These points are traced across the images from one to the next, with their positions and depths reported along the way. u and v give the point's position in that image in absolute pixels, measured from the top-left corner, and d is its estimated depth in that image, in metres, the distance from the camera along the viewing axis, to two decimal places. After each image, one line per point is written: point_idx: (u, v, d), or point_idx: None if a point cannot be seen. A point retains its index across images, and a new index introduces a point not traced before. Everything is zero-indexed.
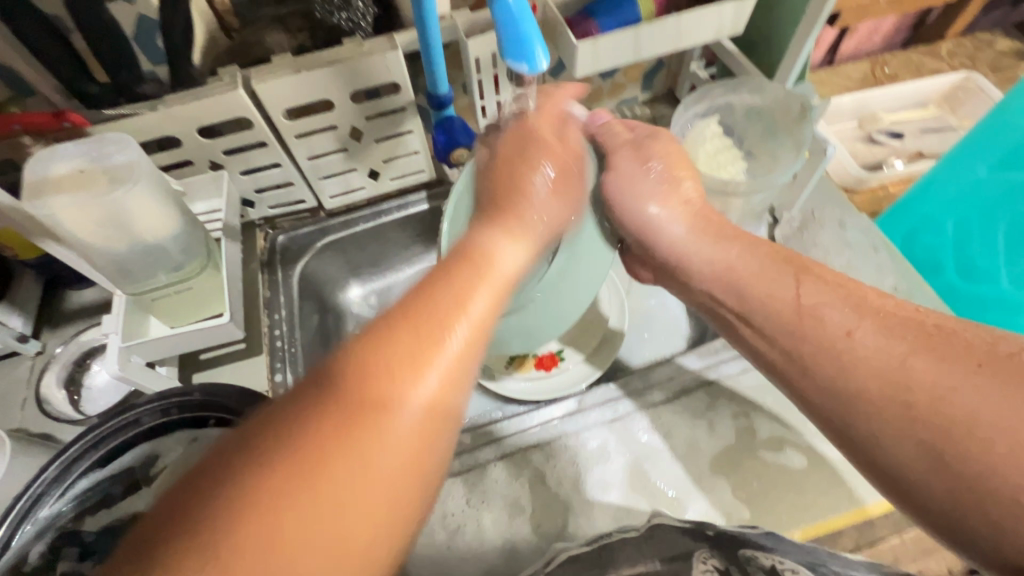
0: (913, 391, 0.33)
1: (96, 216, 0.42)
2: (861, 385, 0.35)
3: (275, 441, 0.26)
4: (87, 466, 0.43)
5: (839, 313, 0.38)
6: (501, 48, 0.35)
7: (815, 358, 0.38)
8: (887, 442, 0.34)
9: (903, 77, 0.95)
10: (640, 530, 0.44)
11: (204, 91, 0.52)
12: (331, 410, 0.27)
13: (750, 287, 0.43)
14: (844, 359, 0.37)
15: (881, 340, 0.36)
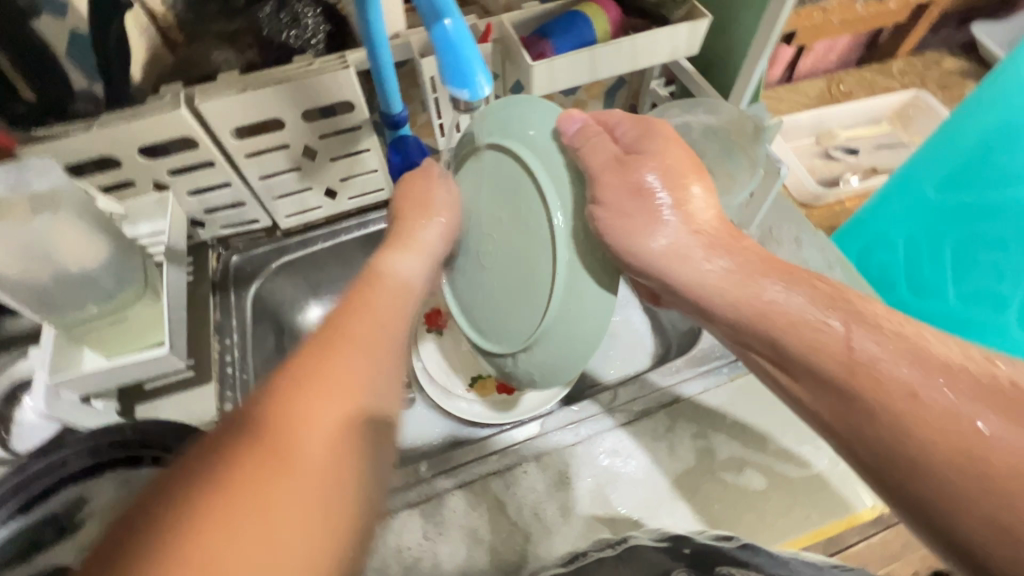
0: (978, 460, 0.29)
1: (15, 247, 0.40)
2: (922, 438, 0.32)
3: (213, 473, 0.25)
4: (7, 513, 0.40)
5: (902, 366, 0.33)
6: (442, 75, 0.34)
7: (860, 402, 0.34)
8: (936, 488, 0.31)
9: (857, 95, 0.98)
10: (616, 547, 0.42)
11: (143, 110, 0.50)
12: (262, 437, 0.27)
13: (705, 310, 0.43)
14: (891, 405, 0.33)
15: (941, 389, 0.32)
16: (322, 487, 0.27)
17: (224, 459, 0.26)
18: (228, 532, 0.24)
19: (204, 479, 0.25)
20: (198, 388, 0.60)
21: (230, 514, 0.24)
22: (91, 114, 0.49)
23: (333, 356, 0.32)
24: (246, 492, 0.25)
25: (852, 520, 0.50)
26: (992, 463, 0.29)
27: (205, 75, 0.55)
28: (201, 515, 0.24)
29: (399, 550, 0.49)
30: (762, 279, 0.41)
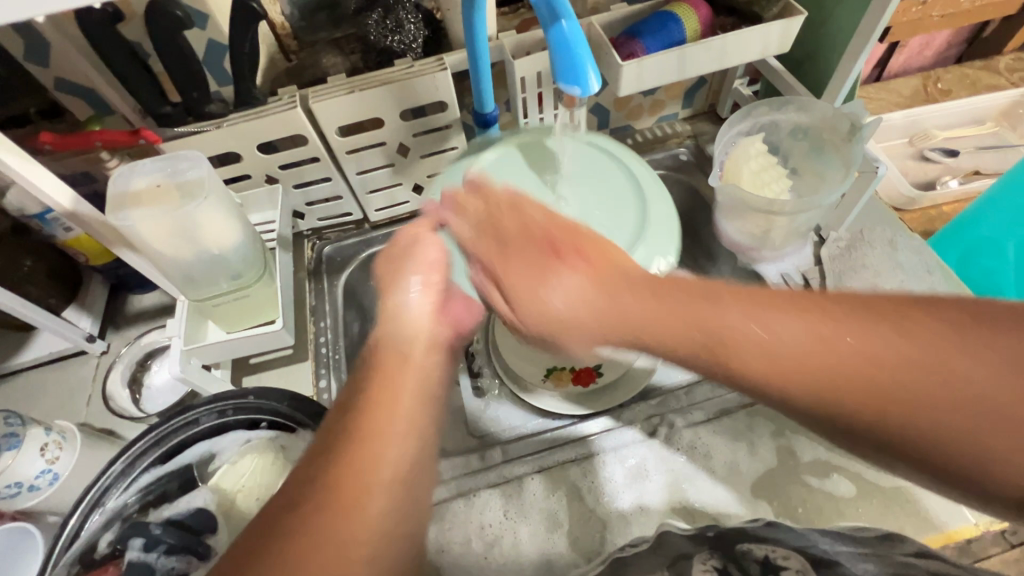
0: (961, 425, 0.28)
1: (170, 228, 0.45)
2: (843, 402, 0.30)
3: (338, 435, 0.33)
4: (149, 462, 0.45)
5: (827, 346, 0.31)
6: (553, 72, 0.36)
7: (852, 420, 0.31)
8: (902, 438, 0.29)
9: (957, 93, 0.92)
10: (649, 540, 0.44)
11: (265, 110, 0.55)
12: (365, 390, 0.36)
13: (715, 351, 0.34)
14: (879, 416, 0.30)
15: (892, 365, 0.30)
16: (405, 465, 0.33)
17: (361, 399, 0.35)
18: (342, 491, 0.30)
19: (335, 440, 0.33)
20: (297, 365, 0.65)
21: (344, 470, 0.31)
22: (221, 114, 0.55)
23: (388, 373, 0.37)
24: (360, 447, 0.32)
25: (953, 535, 0.48)
26: (895, 387, 0.29)
27: (317, 78, 0.60)
28: (334, 467, 0.31)
29: (480, 528, 0.51)
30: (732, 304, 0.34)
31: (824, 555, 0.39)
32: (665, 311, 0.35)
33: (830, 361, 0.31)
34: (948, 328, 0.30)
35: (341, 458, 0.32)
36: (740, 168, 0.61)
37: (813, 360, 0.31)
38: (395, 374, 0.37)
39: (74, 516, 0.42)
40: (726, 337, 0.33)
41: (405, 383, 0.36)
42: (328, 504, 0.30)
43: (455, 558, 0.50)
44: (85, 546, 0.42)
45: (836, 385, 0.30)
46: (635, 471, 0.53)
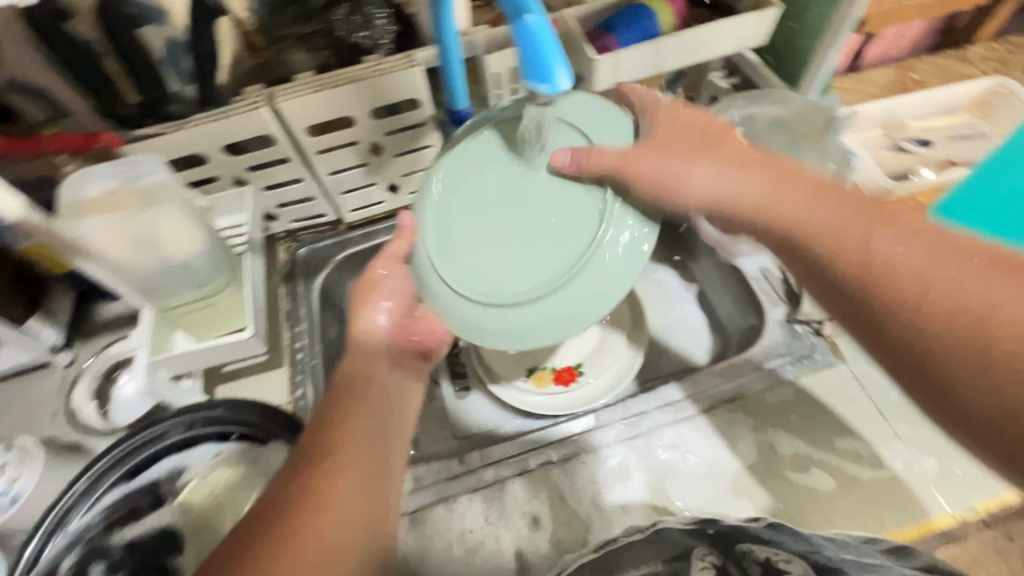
0: (971, 308, 0.33)
1: (127, 236, 0.44)
2: (881, 287, 0.36)
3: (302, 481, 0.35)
4: (114, 479, 0.44)
5: (899, 243, 0.36)
6: (522, 70, 0.34)
7: (866, 283, 0.37)
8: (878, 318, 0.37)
9: (931, 83, 0.92)
10: (644, 530, 0.42)
11: (230, 110, 0.53)
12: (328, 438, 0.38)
13: (770, 205, 0.42)
14: (875, 271, 0.37)
15: (919, 255, 0.36)
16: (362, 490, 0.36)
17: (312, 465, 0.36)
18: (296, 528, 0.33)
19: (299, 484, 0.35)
20: (272, 372, 0.64)
21: (298, 536, 0.32)
22: (183, 115, 0.53)
23: (348, 414, 0.39)
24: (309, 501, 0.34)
25: (927, 526, 0.48)
26: (881, 279, 0.36)
27: (283, 76, 0.58)
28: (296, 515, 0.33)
29: (461, 534, 0.50)
30: (819, 196, 0.41)
31: (830, 564, 0.40)
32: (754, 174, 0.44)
33: (836, 236, 0.39)
34: (988, 269, 0.34)
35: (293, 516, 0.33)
36: None
37: (871, 262, 0.37)
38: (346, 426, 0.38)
39: (33, 540, 0.41)
40: (778, 220, 0.42)
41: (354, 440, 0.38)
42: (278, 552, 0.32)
43: (437, 565, 0.49)
44: (45, 571, 0.41)
45: (877, 277, 0.37)
46: (613, 470, 0.53)
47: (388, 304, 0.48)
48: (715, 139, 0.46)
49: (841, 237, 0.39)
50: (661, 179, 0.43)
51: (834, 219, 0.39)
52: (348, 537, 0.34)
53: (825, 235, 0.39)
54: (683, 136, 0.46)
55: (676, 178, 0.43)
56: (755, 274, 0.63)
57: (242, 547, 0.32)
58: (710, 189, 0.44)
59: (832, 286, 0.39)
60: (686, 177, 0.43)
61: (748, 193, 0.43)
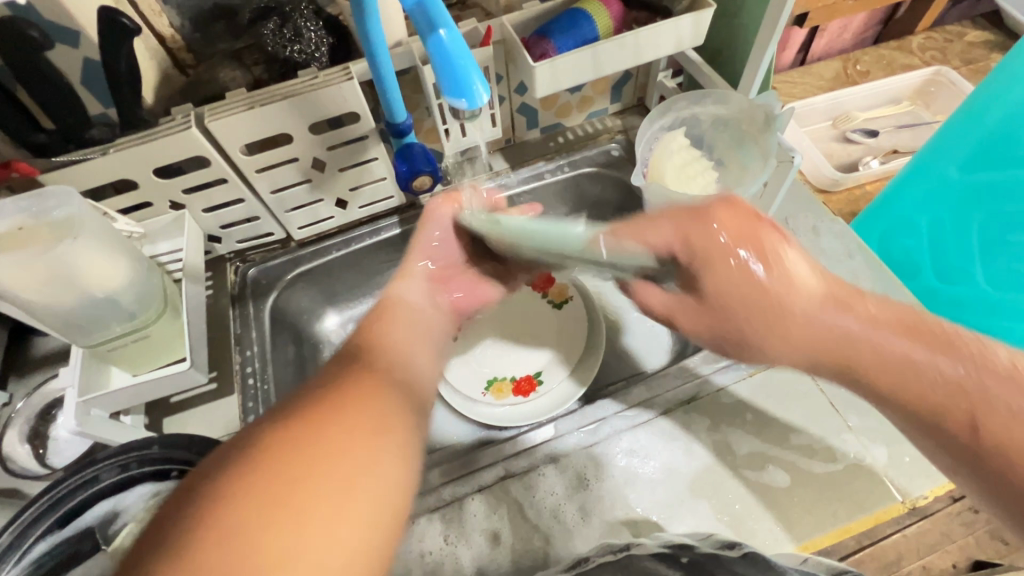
0: (967, 399, 0.38)
1: (41, 275, 0.41)
2: (879, 374, 0.40)
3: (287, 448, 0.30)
4: (42, 530, 0.41)
5: (927, 354, 0.39)
6: (438, 87, 0.33)
7: (920, 407, 0.39)
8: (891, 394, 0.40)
9: (875, 74, 0.94)
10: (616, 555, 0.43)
11: (157, 132, 0.51)
12: (332, 407, 0.34)
13: (848, 349, 0.41)
14: (914, 392, 0.39)
15: (902, 343, 0.40)
16: (382, 457, 0.32)
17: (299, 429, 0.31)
18: (268, 506, 0.28)
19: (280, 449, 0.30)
20: (222, 400, 0.62)
21: (260, 511, 0.27)
22: (107, 139, 0.51)
23: (365, 393, 0.36)
24: (286, 466, 0.29)
25: (880, 515, 0.49)
26: (886, 366, 0.40)
27: (214, 94, 0.56)
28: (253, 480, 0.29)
29: (420, 557, 0.49)
30: (848, 310, 0.41)
31: None
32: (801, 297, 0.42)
33: (849, 343, 0.41)
34: (986, 371, 0.38)
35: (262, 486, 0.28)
36: (664, 163, 0.61)
37: (889, 366, 0.40)
38: (359, 402, 0.34)
39: None
40: (762, 321, 0.42)
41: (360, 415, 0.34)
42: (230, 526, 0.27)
43: None
44: None
45: (874, 364, 0.40)
46: (571, 481, 0.52)
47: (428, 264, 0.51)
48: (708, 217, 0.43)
49: (879, 353, 0.40)
50: (738, 309, 0.42)
51: (854, 329, 0.41)
52: (325, 537, 0.28)
53: (869, 355, 0.40)
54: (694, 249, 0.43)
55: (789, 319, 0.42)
56: None
57: (193, 516, 0.27)
58: (821, 322, 0.41)
59: (865, 390, 0.41)
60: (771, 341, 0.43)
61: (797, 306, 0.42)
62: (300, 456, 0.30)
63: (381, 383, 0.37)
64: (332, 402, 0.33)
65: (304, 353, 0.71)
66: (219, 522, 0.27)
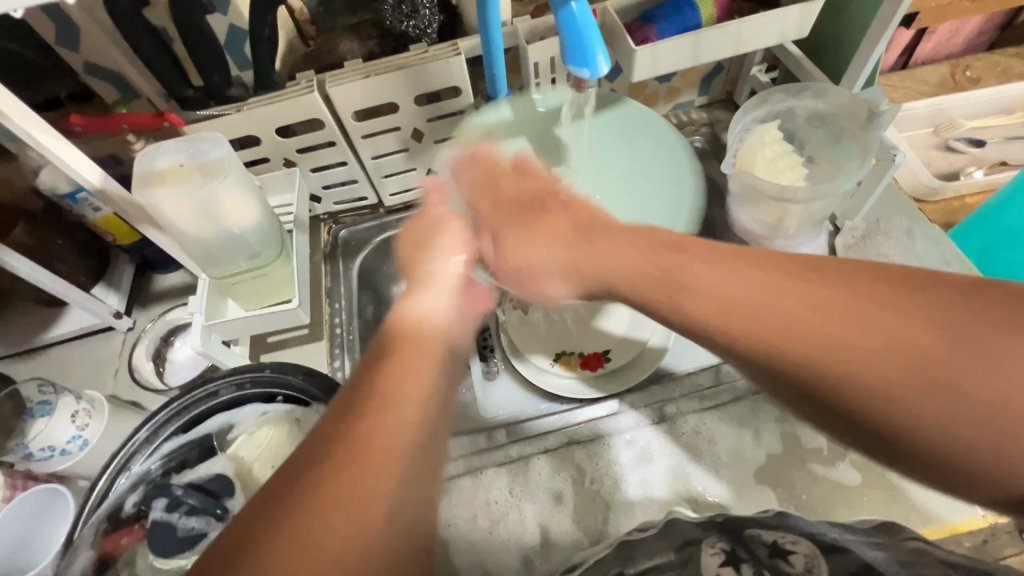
0: (978, 395, 0.28)
1: (191, 209, 0.47)
2: (859, 358, 0.30)
3: (343, 439, 0.30)
4: (172, 430, 0.48)
5: (869, 309, 0.30)
6: (564, 55, 0.36)
7: (875, 402, 0.29)
8: (910, 432, 0.29)
9: (987, 82, 0.89)
10: (654, 528, 0.45)
11: (284, 94, 0.57)
12: (376, 384, 0.33)
13: (795, 345, 0.31)
14: (861, 371, 0.29)
15: (883, 328, 0.30)
16: (406, 461, 0.30)
17: (358, 417, 0.31)
18: (322, 491, 0.28)
19: (336, 441, 0.30)
20: (312, 344, 0.67)
21: (318, 507, 0.27)
22: (241, 98, 0.57)
23: (410, 357, 0.35)
24: (353, 457, 0.29)
25: (960, 527, 0.48)
26: (892, 375, 0.29)
27: (334, 63, 0.61)
28: (317, 473, 0.28)
29: (486, 504, 0.52)
30: (853, 303, 0.31)
31: (837, 543, 0.38)
32: (783, 294, 0.33)
33: (823, 330, 0.31)
34: (990, 316, 0.29)
35: (317, 478, 0.28)
36: (754, 156, 0.61)
37: (877, 369, 0.29)
38: (402, 379, 0.33)
39: (103, 477, 0.45)
40: (766, 333, 0.32)
41: (409, 392, 0.33)
42: (293, 519, 0.27)
43: (462, 533, 0.51)
44: (113, 506, 0.45)
45: (831, 359, 0.30)
46: (633, 454, 0.54)
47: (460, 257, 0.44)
48: (590, 216, 0.44)
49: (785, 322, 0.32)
50: (721, 309, 0.34)
51: (793, 296, 0.32)
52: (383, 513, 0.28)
53: (836, 351, 0.30)
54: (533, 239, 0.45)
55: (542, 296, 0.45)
56: None
57: (257, 521, 0.27)
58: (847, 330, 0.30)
59: (805, 397, 0.32)
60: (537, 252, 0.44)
61: (788, 322, 0.32)
62: (366, 451, 0.29)
63: (427, 356, 0.36)
64: (373, 384, 0.33)
65: None
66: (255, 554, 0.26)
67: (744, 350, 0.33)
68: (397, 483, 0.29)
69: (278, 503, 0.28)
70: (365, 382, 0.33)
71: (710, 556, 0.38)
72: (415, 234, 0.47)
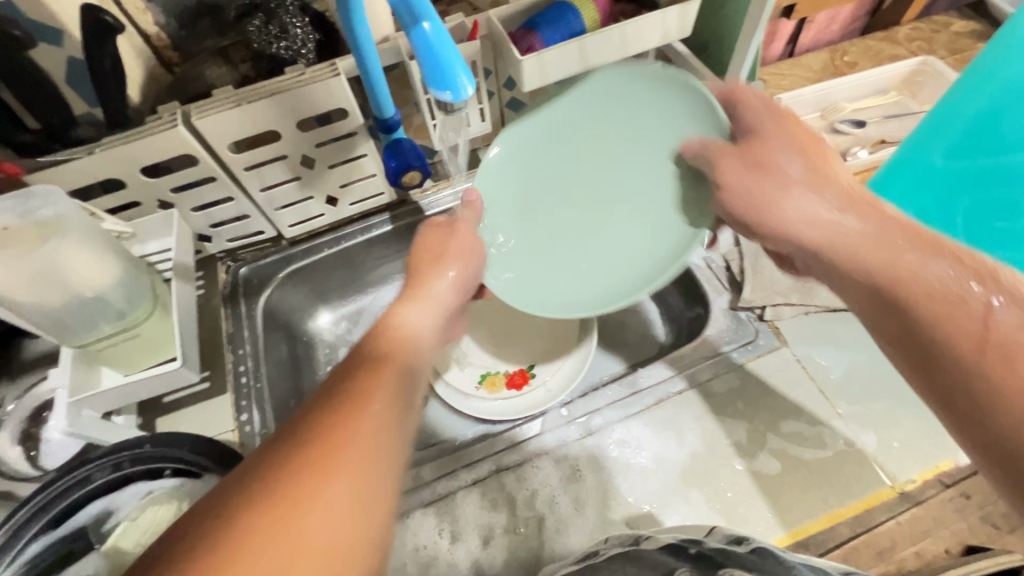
0: (990, 343, 0.32)
1: (28, 274, 0.42)
2: (928, 302, 0.36)
3: (288, 447, 0.29)
4: (36, 530, 0.42)
5: (949, 270, 0.36)
6: (423, 79, 0.34)
7: (945, 358, 0.34)
8: (923, 345, 0.36)
9: (863, 65, 0.95)
10: (628, 546, 0.42)
11: (143, 131, 0.51)
12: (319, 407, 0.32)
13: (904, 283, 0.38)
14: (944, 312, 0.35)
15: (979, 283, 0.35)
16: (356, 476, 0.29)
17: (305, 424, 0.30)
18: (282, 497, 0.26)
19: (288, 441, 0.29)
20: (215, 399, 0.61)
21: (274, 512, 0.26)
22: (94, 138, 0.51)
23: (371, 373, 0.35)
24: (302, 459, 0.28)
25: (871, 500, 0.50)
26: (962, 322, 0.34)
27: (201, 92, 0.55)
28: (272, 475, 0.27)
29: (416, 550, 0.49)
30: (941, 255, 0.37)
31: None
32: (897, 245, 0.40)
33: (821, 240, 0.44)
34: None
35: (279, 476, 0.27)
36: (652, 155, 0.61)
37: (937, 296, 0.36)
38: (356, 400, 0.32)
39: None
40: (829, 248, 0.44)
41: (360, 402, 0.32)
42: (248, 524, 0.26)
43: None
44: None
45: (905, 282, 0.38)
46: (563, 472, 0.52)
47: (454, 274, 0.51)
48: (822, 178, 0.48)
49: (873, 243, 0.41)
50: (874, 254, 0.40)
51: (884, 240, 0.40)
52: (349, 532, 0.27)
53: (930, 301, 0.36)
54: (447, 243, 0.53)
55: (775, 222, 0.48)
56: (698, 263, 0.65)
57: (196, 527, 0.26)
58: (885, 247, 0.40)
59: (906, 342, 0.37)
60: (781, 203, 0.48)
61: (874, 259, 0.40)
62: (304, 462, 0.28)
63: (387, 380, 0.35)
64: (318, 404, 0.32)
65: (299, 351, 0.72)
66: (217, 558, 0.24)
67: (855, 271, 0.41)
68: (349, 499, 0.28)
69: (245, 498, 0.27)
70: (313, 402, 0.33)
71: None
72: (430, 247, 0.53)
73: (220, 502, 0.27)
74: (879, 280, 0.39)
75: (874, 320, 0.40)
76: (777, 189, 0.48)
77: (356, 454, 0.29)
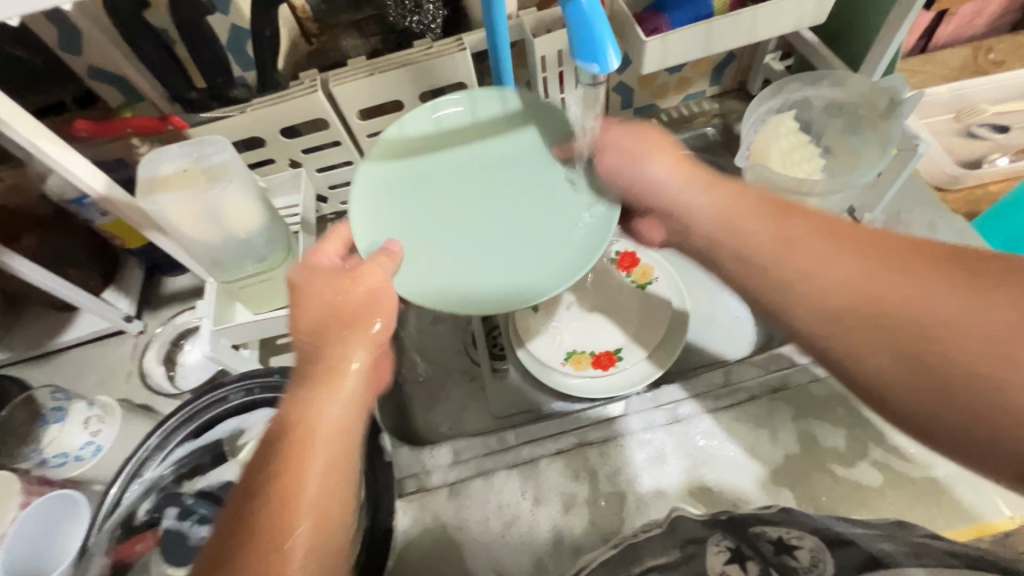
0: (934, 333, 0.32)
1: (195, 212, 0.48)
2: (857, 303, 0.35)
3: (277, 480, 0.35)
4: (182, 437, 0.48)
5: (887, 268, 0.35)
6: (572, 50, 0.35)
7: (921, 361, 0.32)
8: (874, 369, 0.34)
9: (1011, 64, 0.85)
10: (664, 525, 0.45)
11: (286, 95, 0.56)
12: (288, 442, 0.36)
13: (862, 292, 0.35)
14: (901, 313, 0.33)
15: (932, 287, 0.33)
16: (328, 492, 0.35)
17: (287, 452, 0.36)
18: (276, 514, 0.33)
19: (278, 468, 0.35)
20: None
21: (284, 516, 0.33)
22: (244, 101, 0.56)
23: (326, 389, 0.39)
24: (286, 486, 0.34)
25: (985, 529, 0.46)
26: (903, 313, 0.33)
27: (337, 62, 0.59)
28: (277, 503, 0.34)
29: (498, 507, 0.52)
30: (908, 263, 0.35)
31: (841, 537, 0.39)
32: (837, 257, 0.37)
33: (746, 239, 0.41)
34: (992, 279, 0.33)
35: (265, 495, 0.34)
36: (769, 148, 0.58)
37: (924, 306, 0.33)
38: (312, 437, 0.36)
39: (116, 486, 0.46)
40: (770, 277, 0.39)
41: (316, 441, 0.36)
42: (270, 538, 0.33)
43: (476, 536, 0.51)
44: (125, 513, 0.46)
45: (852, 292, 0.35)
46: (646, 454, 0.53)
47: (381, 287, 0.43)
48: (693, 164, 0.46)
49: (808, 262, 0.37)
50: (787, 271, 0.38)
51: (809, 238, 0.38)
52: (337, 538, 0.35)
53: (903, 305, 0.33)
54: (323, 290, 0.43)
55: (645, 187, 0.46)
56: None
57: (231, 538, 0.33)
58: (833, 260, 0.37)
59: (868, 349, 0.35)
60: (663, 180, 0.45)
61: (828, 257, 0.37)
62: (298, 480, 0.35)
63: (354, 401, 0.39)
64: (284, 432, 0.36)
65: None
66: (245, 547, 0.32)
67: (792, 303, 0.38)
68: (325, 512, 0.34)
69: (240, 519, 0.33)
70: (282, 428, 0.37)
71: (715, 555, 0.39)
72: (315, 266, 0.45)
73: (235, 527, 0.33)
74: (846, 298, 0.36)
75: (824, 357, 0.37)
76: (635, 174, 0.46)
77: (336, 486, 0.36)
